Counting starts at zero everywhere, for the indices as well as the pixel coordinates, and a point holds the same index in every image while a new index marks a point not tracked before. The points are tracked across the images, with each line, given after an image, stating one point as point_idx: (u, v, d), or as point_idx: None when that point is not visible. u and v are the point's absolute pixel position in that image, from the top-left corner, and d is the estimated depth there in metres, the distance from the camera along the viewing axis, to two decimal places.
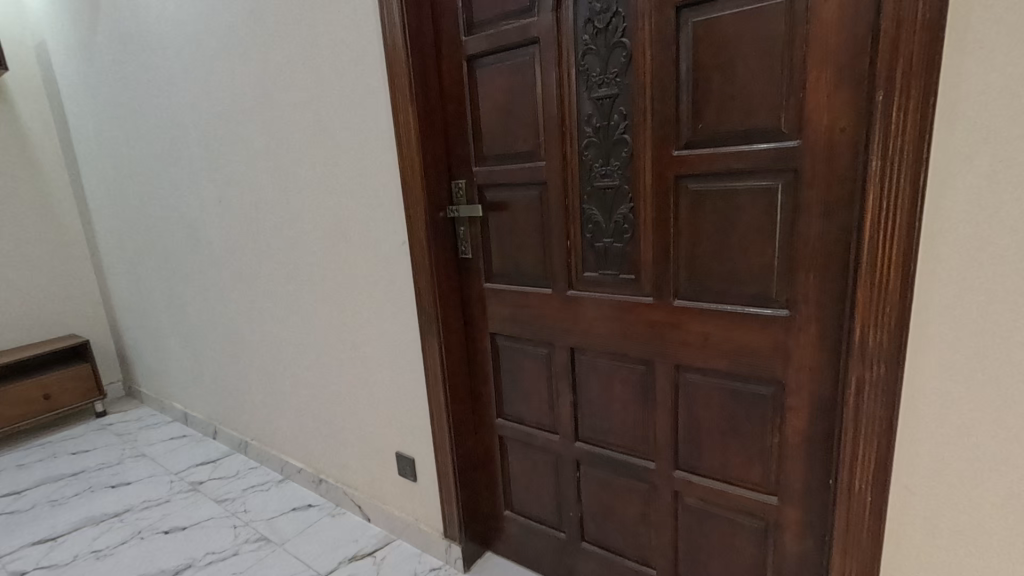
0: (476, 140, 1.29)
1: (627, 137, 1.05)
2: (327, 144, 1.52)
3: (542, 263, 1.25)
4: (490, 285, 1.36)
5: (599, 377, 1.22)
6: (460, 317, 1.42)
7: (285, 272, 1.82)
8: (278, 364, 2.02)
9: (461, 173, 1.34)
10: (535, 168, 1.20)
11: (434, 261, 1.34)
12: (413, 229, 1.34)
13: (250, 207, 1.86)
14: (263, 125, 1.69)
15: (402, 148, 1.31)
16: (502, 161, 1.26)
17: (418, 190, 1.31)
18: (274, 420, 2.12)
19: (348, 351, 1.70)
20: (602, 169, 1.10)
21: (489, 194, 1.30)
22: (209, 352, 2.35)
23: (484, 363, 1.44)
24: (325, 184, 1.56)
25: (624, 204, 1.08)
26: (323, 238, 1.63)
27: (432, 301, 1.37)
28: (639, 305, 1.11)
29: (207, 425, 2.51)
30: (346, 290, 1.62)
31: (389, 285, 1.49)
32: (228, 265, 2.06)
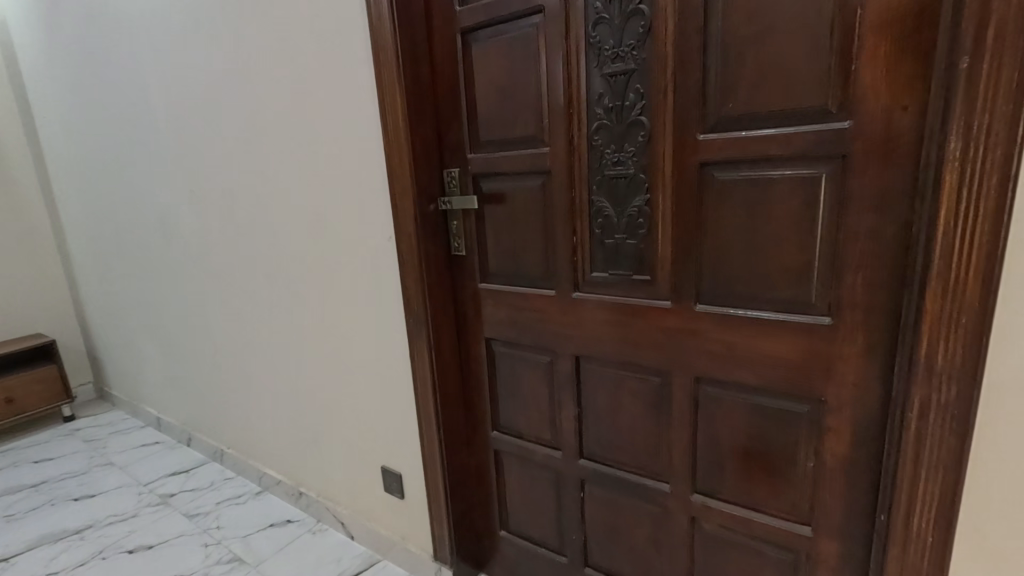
0: (470, 124, 1.16)
1: (644, 119, 0.92)
2: (306, 128, 1.37)
3: (544, 262, 1.12)
4: (485, 286, 1.23)
5: (607, 390, 1.10)
6: (452, 320, 1.29)
7: (262, 270, 1.68)
8: (255, 368, 1.87)
9: (454, 161, 1.20)
10: (537, 155, 1.07)
11: (423, 259, 1.21)
12: (400, 224, 1.21)
13: (224, 198, 1.71)
14: (237, 109, 1.55)
15: (388, 133, 1.17)
16: (500, 148, 1.12)
17: (405, 179, 1.17)
18: (251, 427, 1.98)
19: (330, 355, 1.57)
20: (614, 156, 0.97)
21: (485, 185, 1.17)
22: (183, 354, 2.20)
23: (477, 371, 1.31)
24: (303, 173, 1.42)
25: (638, 195, 0.96)
26: (302, 233, 1.49)
27: (421, 304, 1.24)
28: (654, 310, 0.98)
29: (181, 431, 2.36)
30: (327, 289, 1.49)
31: (374, 285, 1.36)
32: (201, 261, 1.91)
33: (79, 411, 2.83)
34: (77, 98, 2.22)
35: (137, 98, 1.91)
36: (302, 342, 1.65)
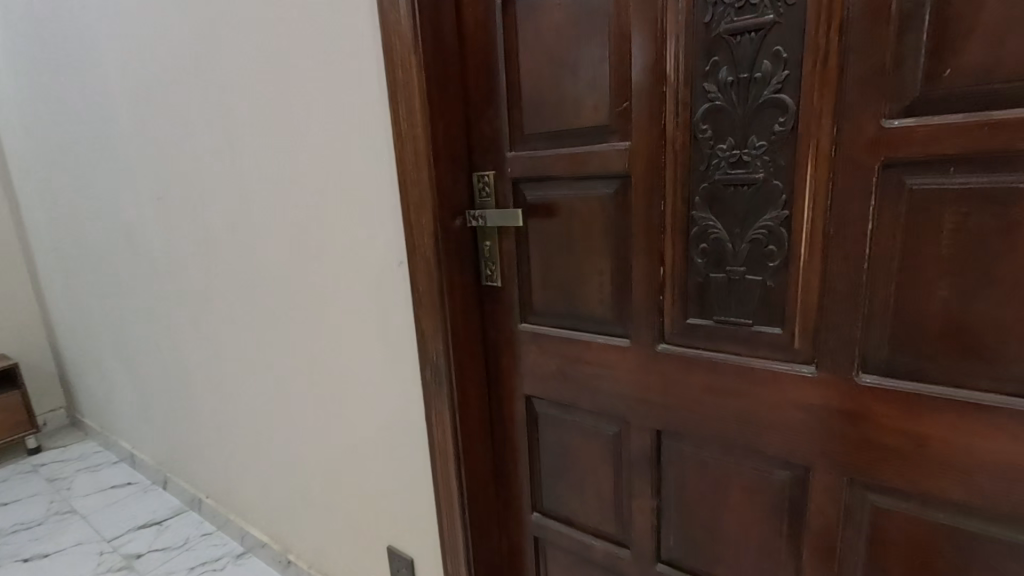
0: (513, 112, 0.86)
1: (786, 97, 0.61)
2: (294, 121, 1.07)
3: (615, 302, 0.81)
4: (528, 327, 0.92)
5: (701, 480, 0.79)
6: (482, 371, 0.98)
7: (244, 295, 1.38)
8: (236, 409, 1.57)
9: (488, 163, 0.90)
10: (610, 153, 0.76)
11: (446, 294, 0.90)
12: (415, 247, 0.90)
13: (200, 208, 1.41)
14: (212, 97, 1.25)
15: (398, 123, 0.86)
16: (554, 143, 0.82)
17: (422, 187, 0.86)
18: (232, 476, 1.68)
19: (325, 403, 1.27)
20: (733, 154, 0.66)
21: (531, 195, 0.87)
22: (155, 386, 1.90)
23: (514, 437, 1.00)
24: (292, 178, 1.12)
25: (771, 211, 0.65)
26: (291, 252, 1.19)
27: (441, 353, 0.93)
28: (787, 377, 0.68)
29: (156, 472, 2.07)
30: (322, 324, 1.19)
31: (381, 323, 1.05)
32: (172, 280, 1.61)
33: (47, 442, 2.54)
34: (36, 88, 1.91)
35: (99, 87, 1.60)
36: (291, 384, 1.35)
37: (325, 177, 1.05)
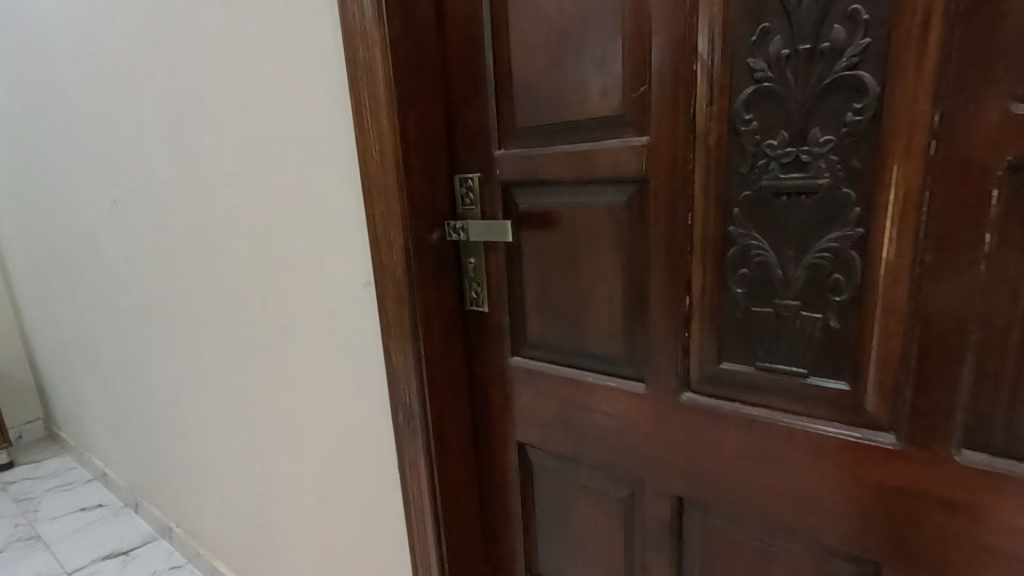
0: (502, 102, 0.70)
1: (865, 76, 0.45)
2: (246, 114, 0.91)
3: (627, 337, 0.66)
4: (521, 362, 0.77)
5: (733, 564, 0.63)
6: (466, 412, 0.83)
7: (206, 312, 1.22)
8: (203, 435, 1.43)
9: (473, 163, 0.74)
10: (623, 152, 0.60)
11: (422, 322, 0.74)
12: (384, 266, 0.74)
13: (155, 212, 1.25)
14: (161, 88, 1.08)
15: (359, 115, 0.70)
16: (553, 139, 0.66)
17: (390, 195, 0.70)
18: (201, 506, 1.54)
19: (293, 437, 1.11)
20: (787, 152, 0.50)
21: (524, 203, 0.71)
22: (123, 404, 1.75)
23: (504, 489, 0.84)
24: (247, 181, 0.96)
25: (838, 229, 0.49)
26: (250, 267, 1.03)
27: (416, 395, 0.77)
28: (855, 448, 0.52)
29: (127, 494, 1.93)
30: (286, 349, 1.03)
31: (349, 351, 0.90)
32: (133, 291, 1.46)
33: (21, 457, 2.41)
34: None
35: (52, 77, 1.44)
36: (257, 413, 1.20)
37: (282, 180, 0.89)
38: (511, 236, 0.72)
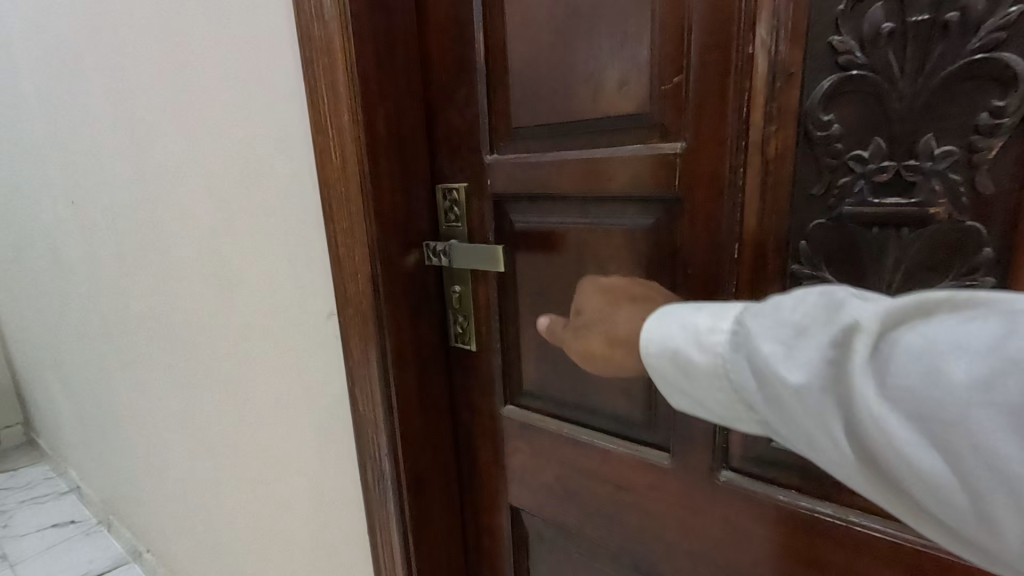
0: (495, 95, 0.56)
1: (1012, 60, 0.31)
2: (194, 107, 0.77)
3: (647, 394, 0.52)
4: (514, 412, 0.63)
5: None
6: (449, 467, 0.69)
7: (167, 330, 1.09)
8: (171, 460, 1.30)
9: (458, 170, 0.60)
10: (647, 161, 0.46)
11: (394, 362, 0.61)
12: (348, 296, 0.60)
13: (110, 217, 1.12)
14: (108, 78, 0.94)
15: (316, 109, 0.56)
16: (557, 143, 0.53)
17: (354, 208, 0.56)
18: (172, 533, 1.42)
19: (258, 475, 0.98)
20: (882, 166, 0.36)
21: (520, 221, 0.57)
22: (93, 418, 1.63)
23: (494, 558, 0.71)
24: (199, 186, 0.82)
25: (954, 276, 0.35)
26: (208, 285, 0.90)
27: (388, 453, 0.63)
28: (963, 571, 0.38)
29: (100, 511, 1.81)
30: (247, 379, 0.90)
31: (314, 387, 0.76)
32: (94, 301, 1.33)
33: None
34: None
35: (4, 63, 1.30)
36: (222, 444, 1.07)
37: (234, 187, 0.75)
38: (504, 262, 0.58)
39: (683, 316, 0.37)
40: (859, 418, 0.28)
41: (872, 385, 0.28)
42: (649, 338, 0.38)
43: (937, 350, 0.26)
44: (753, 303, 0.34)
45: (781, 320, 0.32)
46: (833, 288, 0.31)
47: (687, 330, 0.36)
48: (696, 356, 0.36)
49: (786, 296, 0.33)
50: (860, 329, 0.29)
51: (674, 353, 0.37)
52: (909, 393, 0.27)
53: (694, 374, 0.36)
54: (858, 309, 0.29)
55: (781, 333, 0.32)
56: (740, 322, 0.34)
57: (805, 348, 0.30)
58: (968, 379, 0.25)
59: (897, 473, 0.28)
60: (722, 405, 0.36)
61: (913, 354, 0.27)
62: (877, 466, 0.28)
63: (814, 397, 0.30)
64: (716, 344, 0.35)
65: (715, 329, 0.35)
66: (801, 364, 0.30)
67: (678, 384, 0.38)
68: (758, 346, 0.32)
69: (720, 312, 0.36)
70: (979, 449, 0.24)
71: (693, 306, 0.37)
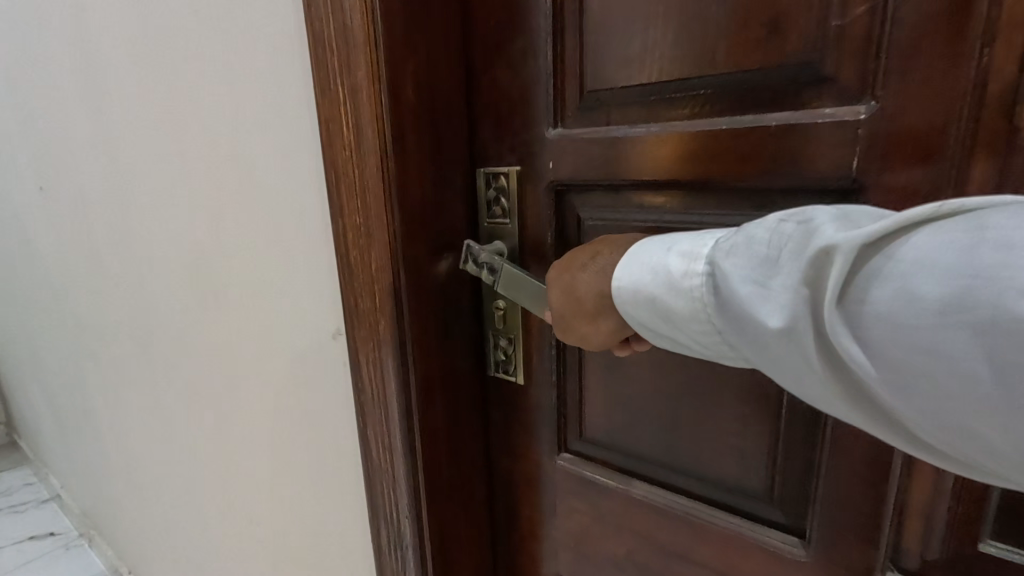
0: (564, 48, 0.42)
1: None
2: (165, 72, 0.61)
3: (769, 457, 0.38)
4: (570, 463, 0.49)
5: None
6: (481, 526, 0.55)
7: (142, 337, 0.94)
8: (153, 478, 1.16)
9: (507, 149, 0.46)
10: (800, 134, 0.32)
11: (419, 399, 0.47)
12: (361, 314, 0.46)
13: (74, 206, 0.96)
14: (64, 40, 0.78)
15: (320, 64, 0.42)
16: (653, 112, 0.39)
17: (373, 198, 0.42)
18: (157, 556, 1.29)
19: (245, 511, 0.84)
20: None
21: (592, 218, 0.43)
22: (74, 426, 1.49)
23: None
24: (171, 169, 0.67)
25: None
26: (183, 291, 0.75)
27: (409, 516, 0.49)
28: None
29: (83, 524, 1.68)
30: (232, 401, 0.76)
31: (313, 418, 0.62)
32: (68, 301, 1.18)
33: None
34: None
35: None
36: (205, 470, 0.93)
37: (215, 169, 0.60)
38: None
39: (653, 257, 0.31)
40: (839, 356, 0.24)
41: (846, 320, 0.23)
42: (621, 288, 0.33)
43: (912, 273, 0.21)
44: (725, 236, 0.29)
45: (754, 255, 0.27)
46: (807, 210, 0.26)
47: (659, 274, 0.31)
48: (671, 302, 0.31)
49: (756, 223, 0.27)
50: (833, 255, 0.23)
51: (651, 301, 0.32)
52: (886, 327, 0.22)
53: (673, 322, 0.31)
54: (829, 231, 0.24)
55: (750, 269, 0.27)
56: (712, 262, 0.28)
57: (778, 284, 0.25)
58: (944, 302, 0.20)
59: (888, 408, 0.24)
60: (703, 351, 0.31)
61: (883, 280, 0.22)
62: (865, 399, 0.24)
63: (790, 340, 0.25)
64: (691, 287, 0.30)
65: (689, 272, 0.30)
66: (776, 303, 0.25)
67: (658, 333, 0.33)
68: (732, 287, 0.27)
69: (693, 249, 0.30)
70: (958, 380, 0.20)
71: (663, 244, 0.32)
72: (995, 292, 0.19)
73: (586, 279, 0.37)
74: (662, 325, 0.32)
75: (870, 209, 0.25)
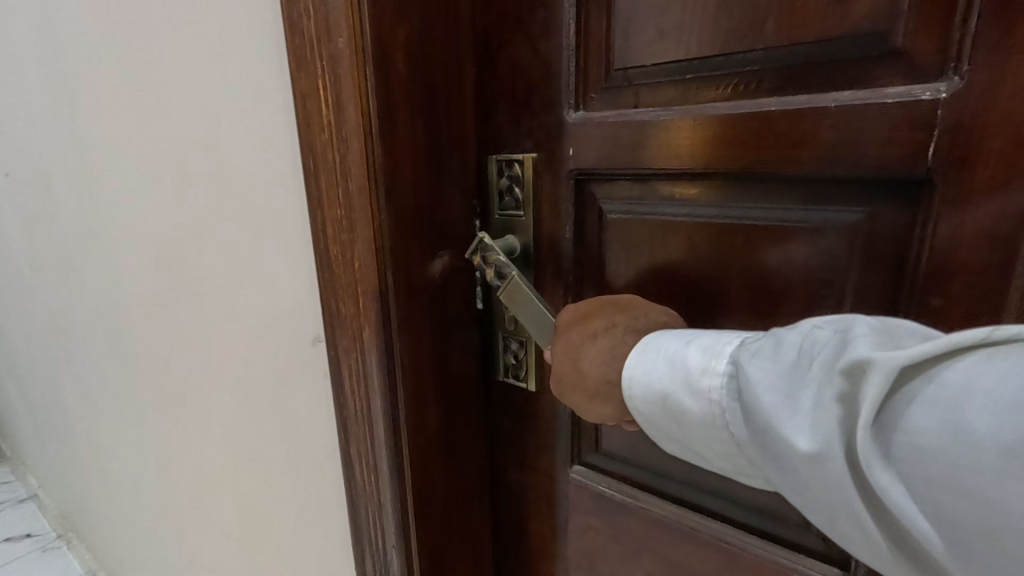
0: (590, 18, 0.38)
1: None
2: (133, 48, 0.56)
3: None
4: (582, 479, 0.45)
5: None
6: (480, 546, 0.51)
7: (115, 335, 0.89)
8: (129, 481, 1.11)
9: (524, 135, 0.42)
10: (864, 116, 0.29)
11: (410, 415, 0.43)
12: (344, 320, 0.42)
13: (41, 195, 0.90)
14: (28, 14, 0.72)
15: (297, 29, 0.37)
16: (687, 92, 0.35)
17: (355, 189, 0.38)
18: (135, 560, 1.23)
19: (223, 518, 0.79)
20: None
21: (616, 212, 0.40)
22: (49, 424, 1.43)
23: None
24: (140, 155, 0.62)
25: None
26: (157, 287, 0.70)
27: (396, 545, 0.45)
28: None
29: (62, 524, 1.62)
30: (208, 404, 0.71)
31: (295, 424, 0.58)
32: (40, 295, 1.12)
33: None
34: None
35: None
36: (181, 475, 0.88)
37: (185, 155, 0.55)
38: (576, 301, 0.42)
39: (669, 349, 0.29)
40: (876, 492, 0.20)
41: (882, 450, 0.20)
42: (632, 380, 0.30)
43: (965, 405, 0.18)
44: (751, 339, 0.26)
45: (779, 361, 0.24)
46: (846, 317, 0.24)
47: (675, 367, 0.28)
48: (688, 404, 0.28)
49: (786, 329, 0.25)
50: (868, 370, 0.21)
51: (663, 398, 0.29)
52: (930, 464, 0.19)
53: (690, 426, 0.28)
54: (864, 344, 0.21)
55: (774, 381, 0.24)
56: (733, 363, 0.26)
57: (805, 400, 0.22)
58: (1001, 443, 0.17)
59: (942, 566, 0.20)
60: (722, 461, 0.28)
61: (926, 408, 0.19)
62: (910, 547, 0.21)
63: (819, 467, 0.22)
64: (709, 389, 0.27)
65: (709, 370, 0.27)
66: (802, 419, 0.22)
67: (670, 436, 0.30)
68: (754, 396, 0.24)
69: (715, 345, 0.28)
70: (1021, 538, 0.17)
71: (682, 337, 0.29)
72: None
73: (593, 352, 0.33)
74: (677, 427, 0.29)
75: (916, 328, 0.22)
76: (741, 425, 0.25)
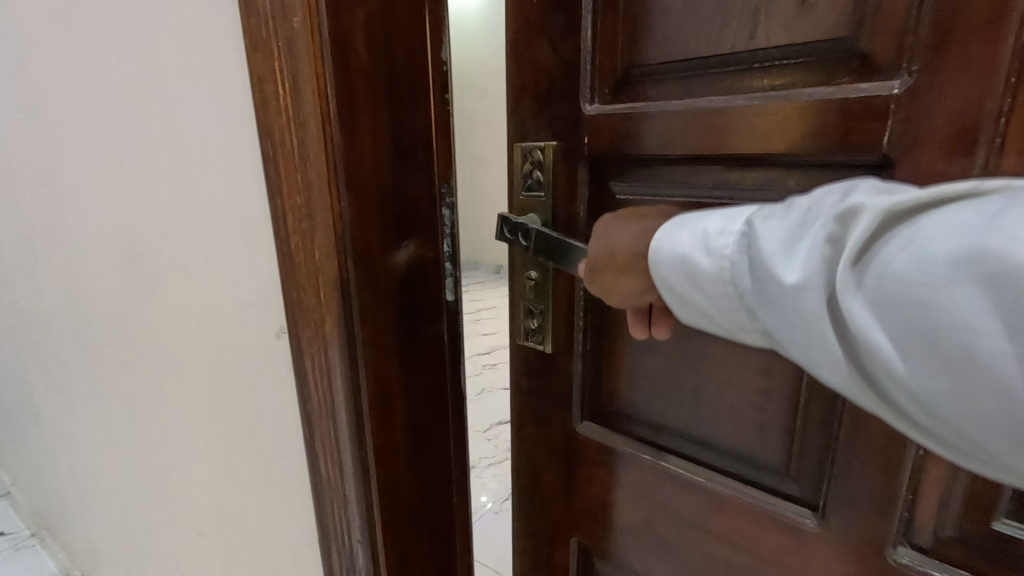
0: (603, 23, 0.44)
1: None
2: (99, 42, 0.56)
3: (786, 431, 0.41)
4: (589, 432, 0.51)
5: None
6: (433, 524, 0.59)
7: (89, 328, 0.88)
8: (103, 477, 1.10)
9: (544, 127, 0.48)
10: (835, 107, 0.35)
11: (369, 417, 0.50)
12: (304, 311, 0.47)
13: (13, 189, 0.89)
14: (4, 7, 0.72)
15: (252, 14, 0.40)
16: (687, 87, 0.41)
17: (310, 191, 0.43)
18: (111, 556, 1.22)
19: (197, 510, 0.79)
20: None
21: (620, 189, 0.46)
22: (22, 422, 1.41)
23: None
24: (113, 146, 0.62)
25: None
26: (131, 279, 0.70)
27: (361, 539, 0.52)
28: None
29: (36, 521, 1.59)
30: (180, 395, 0.71)
31: (257, 417, 0.58)
32: (11, 290, 1.11)
33: None
34: None
35: None
36: (155, 469, 0.87)
37: (152, 149, 0.55)
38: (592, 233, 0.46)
39: (693, 223, 0.34)
40: (842, 312, 0.25)
41: (856, 274, 0.25)
42: (659, 247, 0.35)
43: (929, 233, 0.23)
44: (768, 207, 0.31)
45: (789, 217, 0.29)
46: (851, 185, 0.28)
47: (696, 235, 0.33)
48: (701, 262, 0.33)
49: (800, 198, 0.30)
50: (857, 213, 0.25)
51: (682, 261, 0.34)
52: (888, 279, 0.24)
53: (698, 284, 0.33)
54: (862, 195, 0.26)
55: (782, 229, 0.29)
56: (750, 223, 0.31)
57: (803, 243, 0.27)
58: (949, 253, 0.22)
59: (883, 375, 0.25)
60: (724, 316, 0.33)
61: (900, 239, 0.24)
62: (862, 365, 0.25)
63: (799, 295, 0.27)
64: (725, 247, 0.32)
65: (727, 231, 0.32)
66: (795, 259, 0.27)
67: (680, 298, 0.35)
68: (761, 244, 0.29)
69: (736, 216, 0.33)
70: (950, 329, 0.21)
71: (704, 215, 0.34)
72: (998, 238, 0.20)
73: (625, 236, 0.39)
74: (685, 287, 0.34)
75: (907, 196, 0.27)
76: (746, 272, 0.30)
